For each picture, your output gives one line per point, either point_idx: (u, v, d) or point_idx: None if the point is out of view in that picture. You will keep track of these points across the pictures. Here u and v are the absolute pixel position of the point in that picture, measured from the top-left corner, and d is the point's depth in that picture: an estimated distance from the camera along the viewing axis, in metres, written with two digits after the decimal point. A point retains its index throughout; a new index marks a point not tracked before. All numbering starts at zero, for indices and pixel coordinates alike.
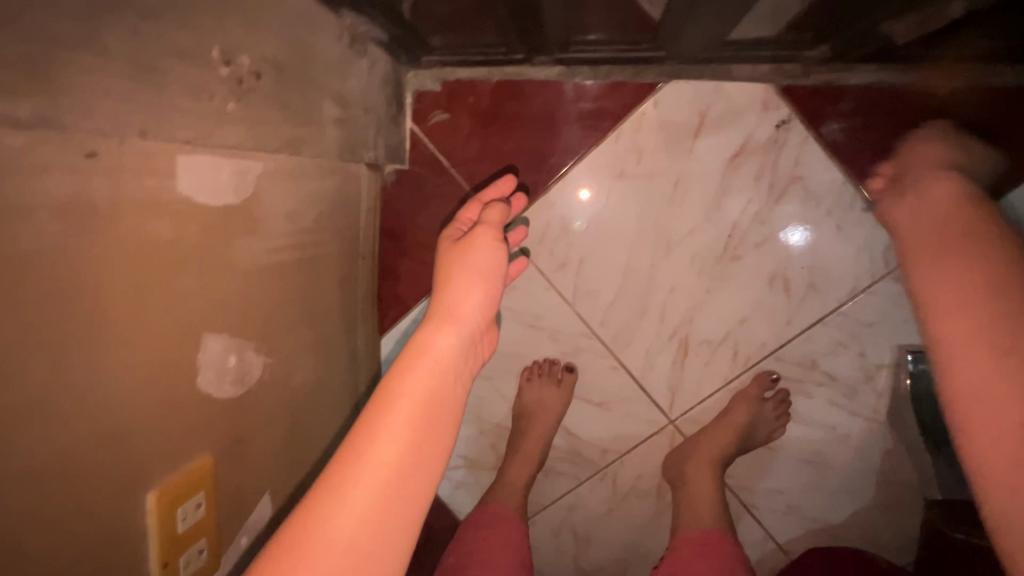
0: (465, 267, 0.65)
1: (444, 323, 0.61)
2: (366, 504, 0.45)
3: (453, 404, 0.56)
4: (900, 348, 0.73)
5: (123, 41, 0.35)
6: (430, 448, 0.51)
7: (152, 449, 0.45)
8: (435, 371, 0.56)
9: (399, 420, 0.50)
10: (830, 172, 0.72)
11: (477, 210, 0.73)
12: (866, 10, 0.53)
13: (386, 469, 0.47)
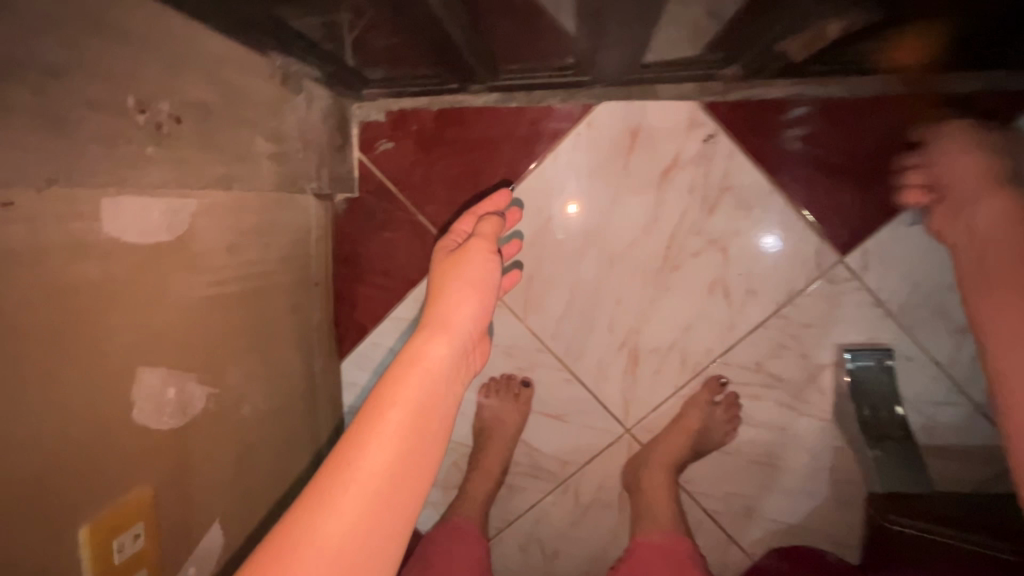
0: (458, 275, 0.62)
1: (435, 332, 0.56)
2: (352, 516, 0.40)
3: (445, 417, 0.50)
4: (840, 348, 0.76)
5: (28, 95, 0.34)
6: (420, 466, 0.46)
7: (26, 487, 0.39)
8: (429, 383, 0.50)
9: (390, 431, 0.45)
10: (757, 182, 0.74)
11: (473, 224, 0.71)
12: (756, 37, 0.56)
13: (374, 484, 0.42)
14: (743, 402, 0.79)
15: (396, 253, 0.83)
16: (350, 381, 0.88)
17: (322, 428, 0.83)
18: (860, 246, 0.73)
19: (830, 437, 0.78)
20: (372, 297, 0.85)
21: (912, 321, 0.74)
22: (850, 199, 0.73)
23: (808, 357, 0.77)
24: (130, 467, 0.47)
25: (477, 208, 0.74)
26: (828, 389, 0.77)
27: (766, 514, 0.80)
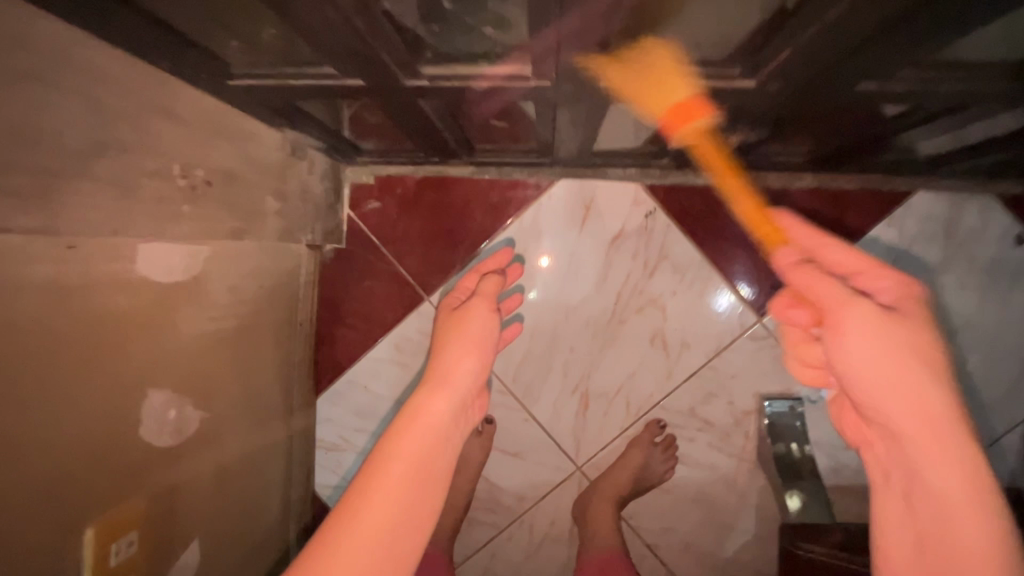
0: (459, 335, 0.67)
1: (437, 387, 0.62)
2: (366, 548, 0.49)
3: (444, 462, 0.58)
4: (760, 396, 0.87)
5: (109, 168, 0.43)
6: (422, 506, 0.54)
7: (54, 484, 0.46)
8: (428, 434, 0.58)
9: (396, 477, 0.53)
10: (689, 251, 0.88)
11: (475, 281, 0.77)
12: (680, 137, 0.69)
13: (384, 524, 0.50)
14: (679, 443, 0.89)
15: (376, 299, 0.93)
16: (325, 416, 0.95)
17: (295, 459, 0.88)
18: (774, 309, 0.87)
19: (755, 477, 0.88)
20: (351, 338, 0.94)
21: None
22: (765, 269, 0.87)
23: (734, 404, 0.88)
24: (128, 480, 0.53)
25: (479, 267, 0.80)
26: (751, 433, 0.88)
27: (700, 549, 0.89)
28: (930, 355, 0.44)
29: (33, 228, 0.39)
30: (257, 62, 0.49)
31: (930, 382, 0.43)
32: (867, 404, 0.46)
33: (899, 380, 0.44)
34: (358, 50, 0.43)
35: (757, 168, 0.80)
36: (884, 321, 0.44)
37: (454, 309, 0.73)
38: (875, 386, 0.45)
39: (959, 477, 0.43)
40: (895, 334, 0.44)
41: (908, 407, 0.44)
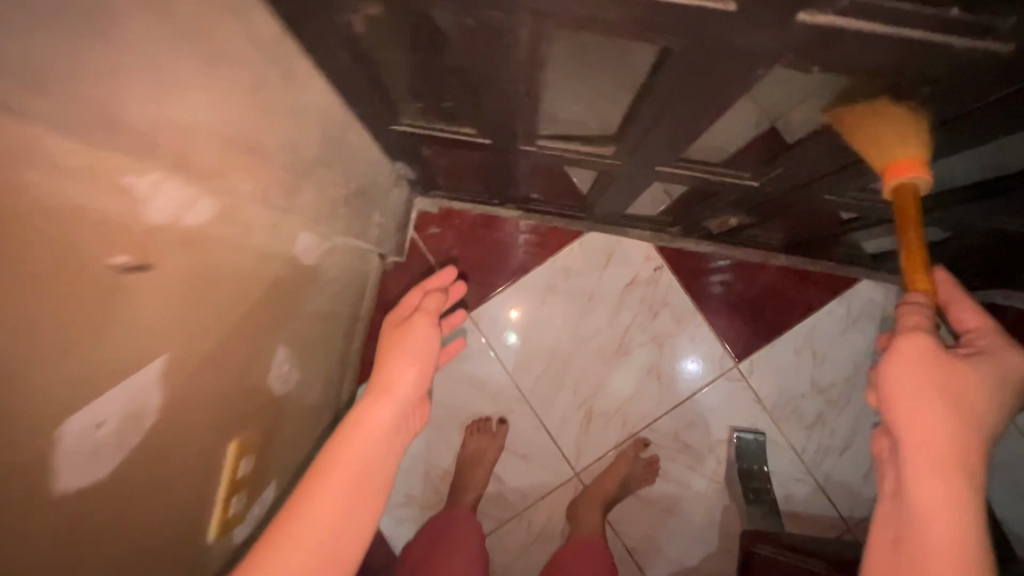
0: (400, 349, 0.68)
1: (379, 399, 0.61)
2: (308, 552, 0.47)
3: (383, 474, 0.56)
4: (732, 429, 1.06)
5: (310, 173, 0.61)
6: (359, 517, 0.51)
7: (227, 399, 0.60)
8: (369, 445, 0.56)
9: (334, 488, 0.51)
10: (686, 302, 1.08)
11: (419, 299, 0.80)
12: (709, 200, 0.83)
13: (317, 537, 0.48)
14: (663, 461, 1.06)
15: None
16: None
17: None
18: (748, 358, 1.07)
19: (721, 495, 1.05)
20: None
21: (779, 414, 1.06)
22: (743, 325, 1.08)
23: (710, 432, 1.06)
24: (258, 407, 0.67)
25: (425, 287, 0.84)
26: (722, 458, 1.06)
27: (672, 555, 1.04)
28: (952, 388, 0.44)
29: (274, 207, 0.56)
30: (414, 115, 0.68)
31: (949, 415, 0.44)
32: (893, 422, 0.46)
33: (923, 407, 0.44)
34: (503, 122, 0.63)
35: (745, 241, 1.01)
36: (943, 363, 0.45)
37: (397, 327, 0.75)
38: (908, 412, 0.44)
39: (947, 501, 0.42)
40: (950, 377, 0.45)
41: (922, 428, 0.44)
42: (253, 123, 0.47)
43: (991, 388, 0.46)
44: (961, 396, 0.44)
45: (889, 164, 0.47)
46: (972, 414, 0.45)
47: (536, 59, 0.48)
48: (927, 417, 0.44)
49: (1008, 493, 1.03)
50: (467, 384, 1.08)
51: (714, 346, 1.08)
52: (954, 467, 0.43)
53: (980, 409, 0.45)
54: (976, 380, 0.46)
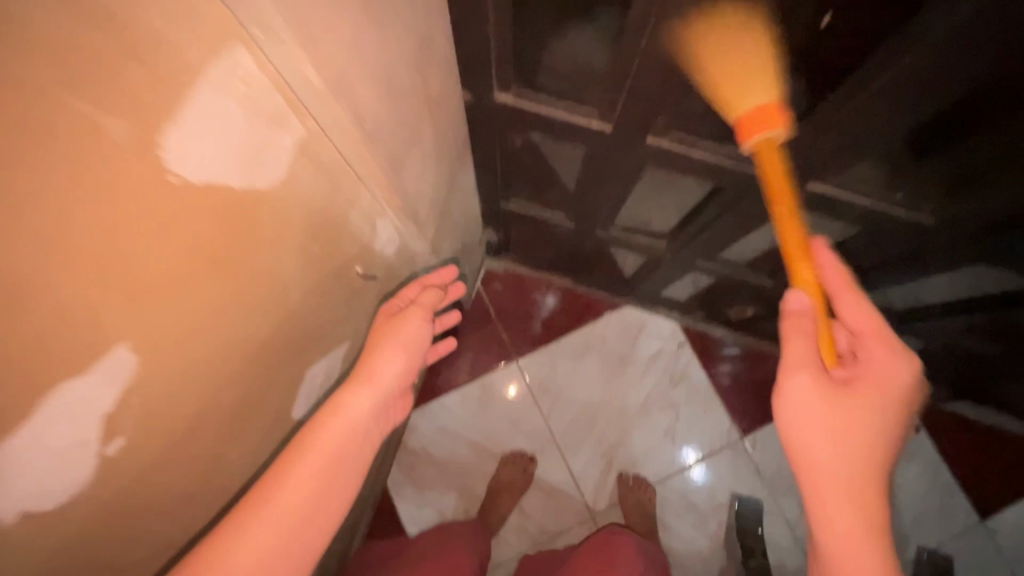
0: (387, 338, 0.59)
1: (362, 385, 0.54)
2: (259, 548, 0.43)
3: (356, 466, 0.51)
4: (733, 495, 1.20)
5: (449, 232, 0.84)
6: (325, 513, 0.47)
7: None
8: (343, 436, 0.50)
9: (301, 479, 0.46)
10: (702, 377, 1.27)
11: (413, 292, 0.67)
12: (732, 292, 1.05)
13: (272, 530, 0.44)
14: (670, 516, 1.19)
15: (481, 351, 1.28)
16: (416, 425, 1.24)
17: (390, 449, 1.18)
18: (752, 433, 1.23)
19: (718, 555, 1.17)
20: (453, 372, 1.27)
21: (777, 488, 1.20)
22: (749, 404, 1.25)
23: (714, 496, 1.20)
24: None
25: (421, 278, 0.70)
26: (723, 520, 1.19)
27: None
28: (846, 426, 0.51)
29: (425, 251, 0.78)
30: (522, 199, 0.91)
31: (838, 453, 0.50)
32: (799, 464, 0.52)
33: (815, 441, 0.51)
34: (590, 213, 0.86)
35: (756, 331, 1.22)
36: (825, 398, 0.52)
37: (391, 314, 0.64)
38: (809, 457, 0.51)
39: (845, 536, 0.48)
40: (834, 407, 0.51)
41: (818, 468, 0.51)
42: (439, 194, 0.70)
43: (887, 414, 0.52)
44: (850, 424, 0.51)
45: (748, 112, 0.45)
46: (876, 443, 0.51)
47: (630, 180, 0.71)
48: (828, 455, 0.50)
49: None
50: (507, 422, 1.25)
51: (722, 419, 1.24)
52: (850, 506, 0.49)
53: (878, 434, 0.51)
54: (866, 402, 0.52)
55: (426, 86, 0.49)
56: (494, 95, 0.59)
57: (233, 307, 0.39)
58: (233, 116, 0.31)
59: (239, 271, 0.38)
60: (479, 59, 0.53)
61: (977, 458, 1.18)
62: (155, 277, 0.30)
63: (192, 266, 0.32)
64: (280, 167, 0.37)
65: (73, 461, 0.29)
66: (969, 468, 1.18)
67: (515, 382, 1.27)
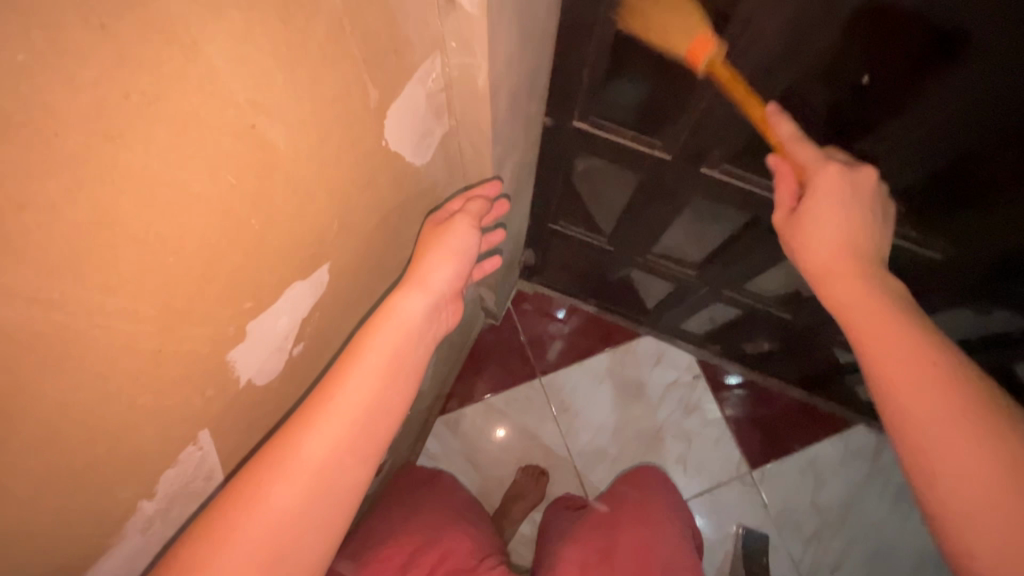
0: (435, 243, 0.51)
1: (413, 288, 0.49)
2: (322, 445, 0.40)
3: (414, 363, 0.47)
4: (740, 527, 1.24)
5: (505, 243, 0.93)
6: (386, 413, 0.44)
7: None
8: (399, 337, 0.46)
9: (361, 377, 0.43)
10: (715, 409, 1.33)
11: (459, 203, 0.57)
12: (749, 328, 1.14)
13: (343, 424, 0.41)
14: None
15: (505, 367, 1.35)
16: (438, 432, 1.29)
17: (414, 449, 1.22)
18: (760, 468, 1.28)
19: None
20: (478, 383, 1.33)
21: (782, 524, 1.24)
22: (758, 440, 1.30)
23: (721, 526, 1.25)
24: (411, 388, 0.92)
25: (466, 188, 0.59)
26: (728, 551, 1.23)
27: None
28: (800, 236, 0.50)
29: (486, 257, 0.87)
30: (569, 221, 1.01)
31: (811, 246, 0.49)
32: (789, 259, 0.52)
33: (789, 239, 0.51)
34: (631, 239, 0.96)
35: (767, 368, 1.30)
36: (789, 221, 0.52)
37: (438, 224, 0.56)
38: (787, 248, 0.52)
39: (903, 361, 0.41)
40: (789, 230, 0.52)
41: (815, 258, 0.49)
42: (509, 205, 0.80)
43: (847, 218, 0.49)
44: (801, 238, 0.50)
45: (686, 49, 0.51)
46: (853, 238, 0.48)
47: (676, 208, 0.81)
48: (808, 245, 0.49)
49: None
50: (526, 436, 1.30)
51: (733, 450, 1.30)
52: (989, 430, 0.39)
53: (862, 232, 0.48)
54: (821, 219, 0.49)
55: (528, 107, 0.60)
56: (572, 122, 0.70)
57: (370, 259, 0.47)
58: (420, 103, 0.41)
59: (383, 229, 0.46)
60: (569, 90, 0.64)
61: None
62: (351, 215, 0.38)
63: (364, 212, 0.40)
64: (429, 151, 0.47)
65: (270, 364, 0.37)
66: None
67: (536, 397, 1.33)
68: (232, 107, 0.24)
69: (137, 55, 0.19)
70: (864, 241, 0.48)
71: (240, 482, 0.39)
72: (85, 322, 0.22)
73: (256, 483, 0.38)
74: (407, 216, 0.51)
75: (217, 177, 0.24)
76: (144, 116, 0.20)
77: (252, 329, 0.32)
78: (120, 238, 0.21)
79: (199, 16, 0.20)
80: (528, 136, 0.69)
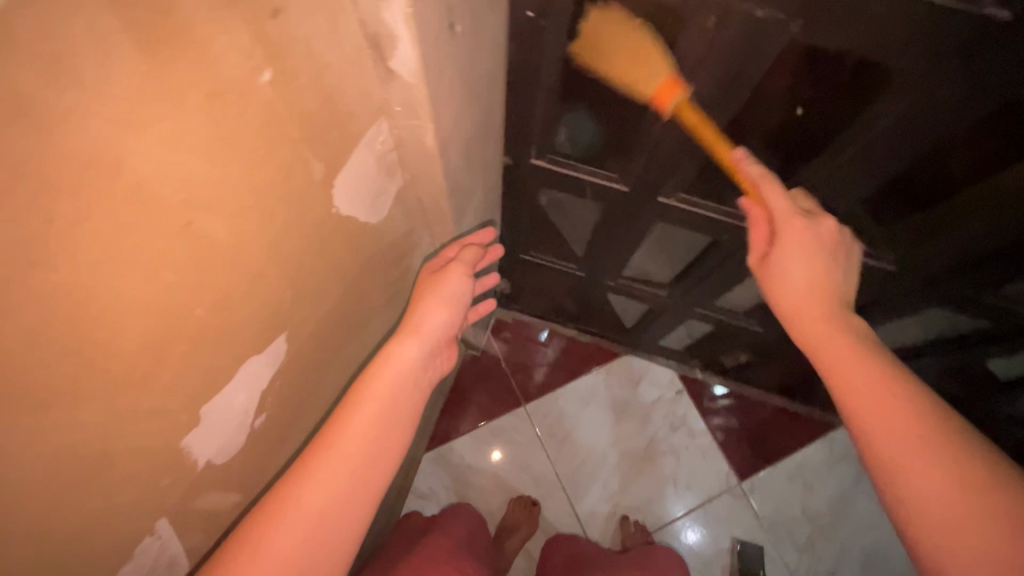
0: (430, 292, 0.58)
1: (408, 337, 0.54)
2: (327, 487, 0.42)
3: (413, 408, 0.51)
4: (734, 540, 1.24)
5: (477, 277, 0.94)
6: (383, 456, 0.46)
7: None
8: (397, 382, 0.51)
9: (357, 425, 0.46)
10: (699, 423, 1.34)
11: (454, 250, 0.64)
12: (726, 341, 1.16)
13: (341, 472, 0.43)
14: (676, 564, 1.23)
15: (489, 397, 1.34)
16: (426, 469, 1.27)
17: (403, 490, 1.20)
18: (750, 478, 1.29)
19: None
20: (463, 416, 1.32)
21: (775, 533, 1.25)
22: (745, 450, 1.31)
23: (716, 541, 1.25)
24: None
25: (459, 237, 0.65)
26: (725, 566, 1.23)
27: None
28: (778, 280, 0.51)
29: None
30: (539, 251, 1.02)
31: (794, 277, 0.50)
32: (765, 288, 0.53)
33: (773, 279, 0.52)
34: (600, 264, 0.97)
35: (747, 378, 1.31)
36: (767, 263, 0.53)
37: (434, 273, 0.62)
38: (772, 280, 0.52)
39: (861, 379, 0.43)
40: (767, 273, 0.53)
41: (787, 289, 0.51)
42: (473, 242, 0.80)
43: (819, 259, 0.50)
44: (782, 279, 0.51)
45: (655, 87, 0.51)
46: (821, 284, 0.50)
47: (640, 234, 0.83)
48: (784, 285, 0.51)
49: None
50: (516, 465, 1.29)
51: (722, 463, 1.30)
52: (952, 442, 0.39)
53: (827, 276, 0.50)
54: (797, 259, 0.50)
55: (483, 152, 0.61)
56: (531, 160, 0.72)
57: (333, 319, 0.47)
58: (369, 167, 0.41)
59: (342, 290, 0.46)
60: (524, 132, 0.66)
61: None
62: (307, 283, 0.39)
63: (321, 278, 0.41)
64: (385, 207, 0.47)
65: (233, 436, 0.36)
66: None
67: (524, 424, 1.32)
68: (164, 208, 0.24)
69: (60, 184, 0.19)
70: (833, 284, 0.50)
71: (240, 536, 0.40)
72: (18, 439, 0.21)
73: (255, 536, 0.40)
74: (368, 272, 0.51)
75: (152, 276, 0.25)
76: (68, 237, 0.20)
77: (205, 413, 0.32)
78: (53, 354, 0.21)
79: (116, 136, 0.21)
80: (488, 178, 0.70)
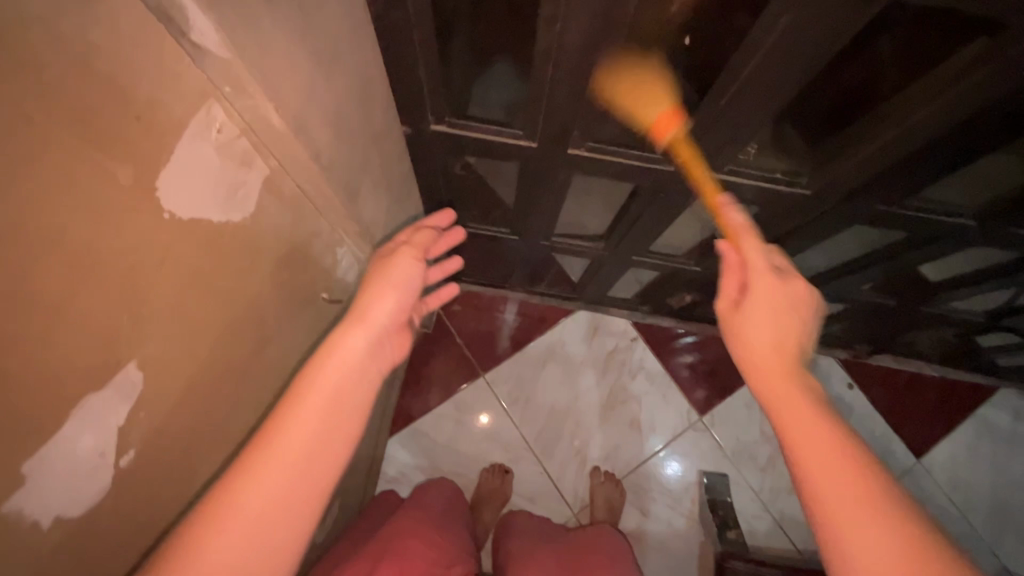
0: (379, 278, 0.54)
1: (354, 326, 0.50)
2: (267, 486, 0.40)
3: (362, 399, 0.47)
4: (700, 472, 1.29)
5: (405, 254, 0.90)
6: (328, 453, 0.43)
7: None
8: (342, 373, 0.47)
9: (304, 421, 0.43)
10: (655, 364, 1.36)
11: (406, 236, 0.62)
12: (672, 283, 1.15)
13: (286, 470, 0.41)
14: (650, 505, 1.26)
15: (447, 372, 1.32)
16: (393, 453, 1.26)
17: (371, 478, 1.19)
18: (710, 412, 1.33)
19: (693, 532, 1.25)
20: (423, 395, 1.31)
21: (737, 459, 1.30)
22: (701, 386, 1.34)
23: (684, 475, 1.29)
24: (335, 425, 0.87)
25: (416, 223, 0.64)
26: (694, 498, 1.27)
27: None
28: (741, 334, 0.51)
29: None
30: (468, 219, 0.98)
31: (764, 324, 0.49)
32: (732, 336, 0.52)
33: (744, 323, 0.51)
34: (530, 225, 0.94)
35: (696, 316, 1.33)
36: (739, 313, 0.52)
37: (383, 259, 0.58)
38: (740, 320, 0.51)
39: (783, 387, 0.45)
40: (737, 319, 0.52)
41: (752, 331, 0.50)
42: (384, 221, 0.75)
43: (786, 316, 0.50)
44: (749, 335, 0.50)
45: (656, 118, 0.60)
46: (785, 338, 0.49)
47: (561, 189, 0.80)
48: (747, 330, 0.50)
49: (989, 529, 1.17)
50: (483, 435, 1.29)
51: (682, 402, 1.33)
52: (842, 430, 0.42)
53: (795, 327, 0.49)
54: (764, 311, 0.50)
55: (366, 126, 0.56)
56: (430, 126, 0.67)
57: (217, 330, 0.43)
58: (211, 160, 0.37)
59: (219, 296, 0.42)
60: (414, 98, 0.62)
61: (938, 413, 1.23)
62: (158, 296, 0.35)
63: (180, 286, 0.37)
64: (250, 203, 0.43)
65: (89, 476, 0.33)
66: (941, 419, 1.22)
67: (490, 392, 1.31)
68: None
69: None
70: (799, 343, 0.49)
71: (176, 538, 0.38)
72: None
73: (193, 540, 0.37)
74: (254, 273, 0.47)
75: None
76: None
77: (31, 468, 0.29)
78: None
79: None
80: (384, 151, 0.66)
